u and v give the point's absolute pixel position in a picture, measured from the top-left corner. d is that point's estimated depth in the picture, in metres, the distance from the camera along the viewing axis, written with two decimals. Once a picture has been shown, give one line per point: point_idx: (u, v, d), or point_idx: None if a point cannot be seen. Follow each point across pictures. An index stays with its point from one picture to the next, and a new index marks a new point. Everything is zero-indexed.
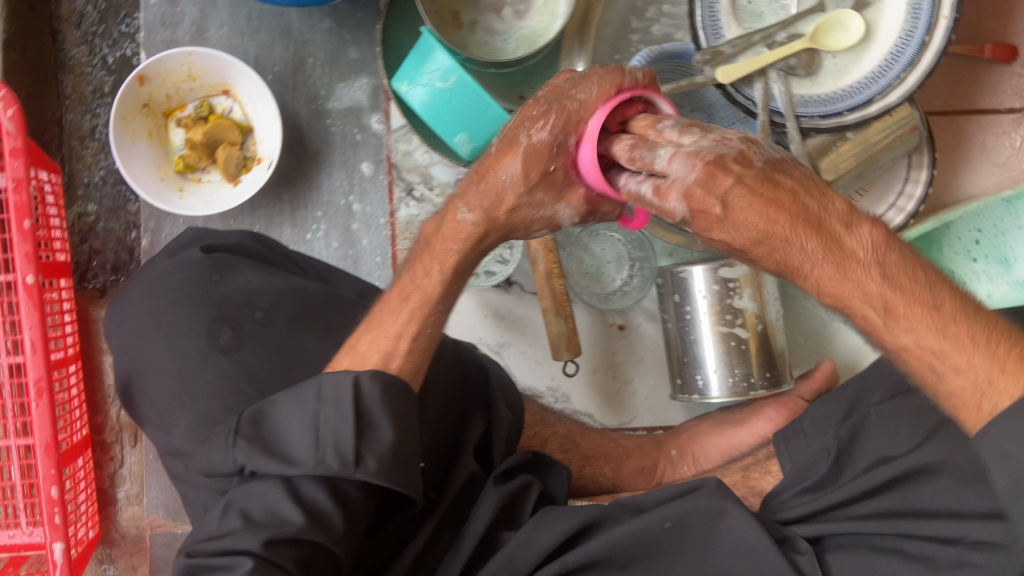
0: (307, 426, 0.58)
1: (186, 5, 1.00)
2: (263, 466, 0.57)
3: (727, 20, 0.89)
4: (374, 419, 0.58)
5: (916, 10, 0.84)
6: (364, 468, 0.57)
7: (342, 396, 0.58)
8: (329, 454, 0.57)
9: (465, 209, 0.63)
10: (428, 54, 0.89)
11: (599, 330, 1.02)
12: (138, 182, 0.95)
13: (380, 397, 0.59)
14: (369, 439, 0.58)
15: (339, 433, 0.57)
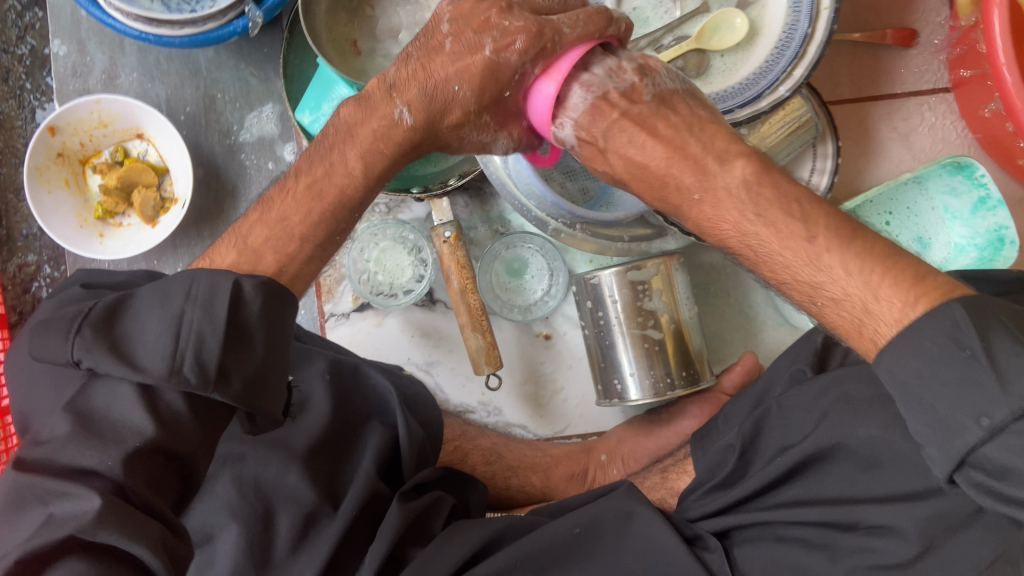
0: (168, 325, 0.53)
1: (95, 54, 1.04)
2: (108, 367, 0.52)
3: None
4: (249, 332, 0.55)
5: (796, 5, 0.85)
6: (224, 384, 0.53)
7: (216, 303, 0.53)
8: (186, 363, 0.52)
9: (404, 108, 0.66)
10: (328, 87, 0.90)
11: (525, 341, 1.03)
12: (57, 231, 0.96)
13: (255, 307, 0.55)
14: (234, 353, 0.54)
15: (206, 344, 0.53)
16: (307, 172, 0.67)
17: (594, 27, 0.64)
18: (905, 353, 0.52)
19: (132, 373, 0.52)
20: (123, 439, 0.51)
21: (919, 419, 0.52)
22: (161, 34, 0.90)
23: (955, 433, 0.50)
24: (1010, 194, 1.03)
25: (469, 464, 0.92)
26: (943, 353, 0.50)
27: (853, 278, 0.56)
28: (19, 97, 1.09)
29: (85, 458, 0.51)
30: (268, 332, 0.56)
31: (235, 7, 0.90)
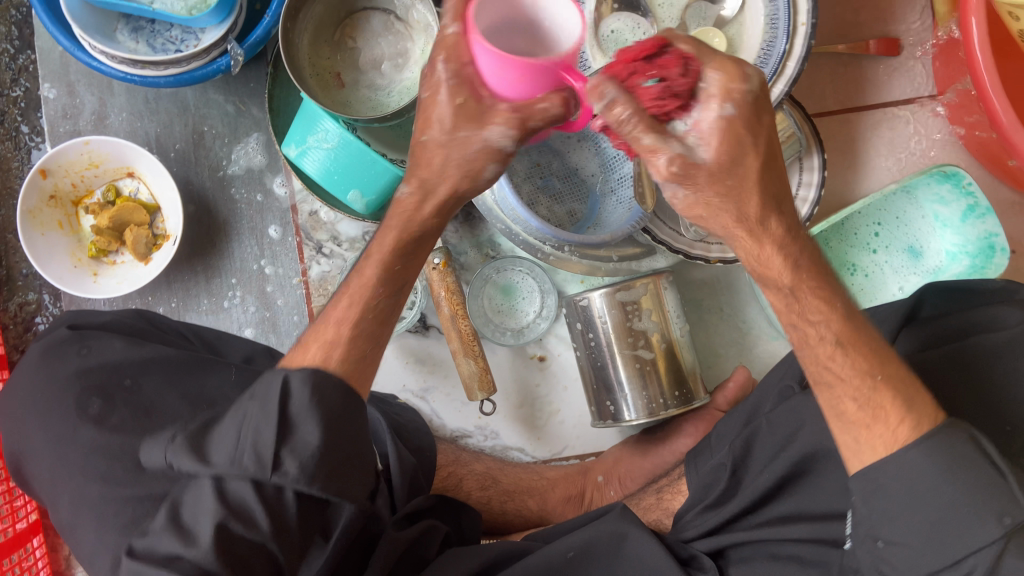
0: (234, 427, 0.56)
1: (86, 96, 1.06)
2: (186, 466, 0.56)
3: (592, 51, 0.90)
4: (298, 420, 0.55)
5: (773, 23, 0.86)
6: (282, 473, 0.54)
7: (269, 398, 0.56)
8: (247, 456, 0.54)
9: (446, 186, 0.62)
10: (313, 121, 0.90)
11: (519, 364, 1.03)
12: (51, 272, 0.97)
13: (311, 399, 0.55)
14: (292, 445, 0.54)
15: (259, 434, 0.54)
16: (392, 283, 0.64)
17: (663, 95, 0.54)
18: (931, 454, 0.56)
19: (204, 468, 0.55)
20: (194, 529, 0.53)
21: (930, 514, 0.55)
22: (146, 75, 0.92)
23: (964, 540, 0.54)
24: (999, 201, 1.02)
25: (464, 491, 0.93)
26: (965, 465, 0.55)
27: (861, 388, 0.59)
28: (15, 138, 1.09)
29: (172, 548, 0.53)
30: (321, 421, 0.55)
31: (218, 45, 0.92)
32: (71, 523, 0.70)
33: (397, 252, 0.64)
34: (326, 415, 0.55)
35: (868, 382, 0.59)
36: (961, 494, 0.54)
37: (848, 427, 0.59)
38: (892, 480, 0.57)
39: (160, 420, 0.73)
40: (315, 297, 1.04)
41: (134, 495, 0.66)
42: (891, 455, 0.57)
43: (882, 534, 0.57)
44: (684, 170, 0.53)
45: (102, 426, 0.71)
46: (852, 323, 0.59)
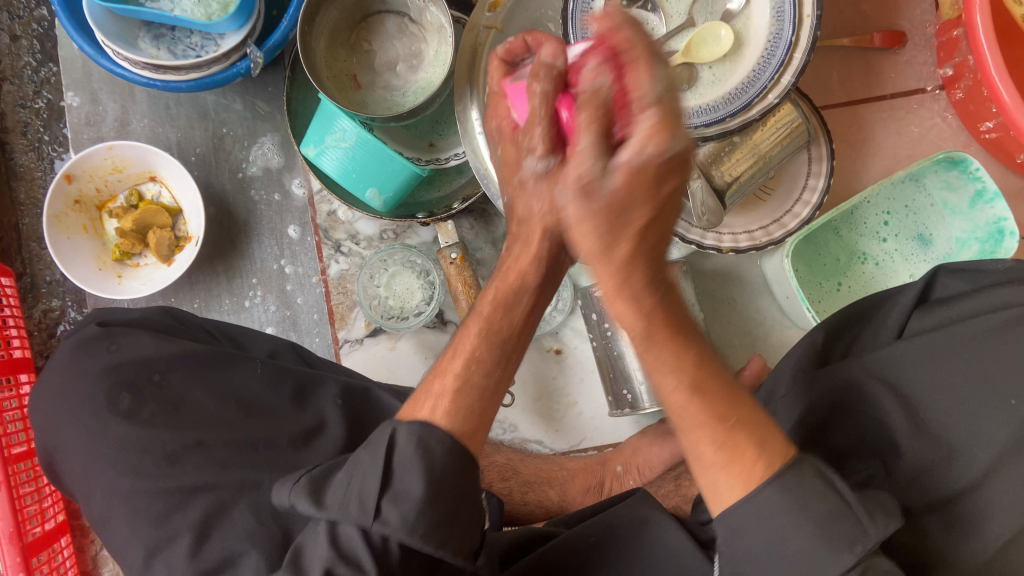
0: (345, 478, 0.58)
1: (108, 103, 1.08)
2: (305, 510, 0.58)
3: None
4: (405, 472, 0.56)
5: (779, 15, 0.87)
6: (384, 521, 0.55)
7: (377, 450, 0.58)
8: (352, 502, 0.56)
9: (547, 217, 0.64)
10: (331, 121, 0.92)
11: (536, 357, 1.05)
12: (78, 275, 1.00)
13: (416, 451, 0.57)
14: (395, 495, 0.56)
15: (365, 486, 0.56)
16: (508, 314, 0.64)
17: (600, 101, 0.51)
18: (783, 490, 0.53)
19: (316, 511, 0.57)
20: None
21: (790, 550, 0.53)
22: (167, 80, 0.94)
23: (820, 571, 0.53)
24: (1008, 187, 1.04)
25: (485, 480, 0.94)
26: (812, 500, 0.53)
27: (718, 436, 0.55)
28: (39, 149, 1.12)
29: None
30: (426, 475, 0.56)
31: (238, 49, 0.95)
32: (104, 516, 0.72)
33: (501, 312, 0.64)
34: (429, 469, 0.56)
35: (722, 427, 0.55)
36: (813, 528, 0.53)
37: (706, 470, 0.56)
38: (747, 519, 0.54)
39: (188, 413, 0.74)
40: (334, 295, 1.06)
41: (164, 489, 0.69)
42: (743, 498, 0.54)
43: (745, 570, 0.56)
44: (590, 190, 0.52)
45: (132, 420, 0.73)
46: (704, 371, 0.56)
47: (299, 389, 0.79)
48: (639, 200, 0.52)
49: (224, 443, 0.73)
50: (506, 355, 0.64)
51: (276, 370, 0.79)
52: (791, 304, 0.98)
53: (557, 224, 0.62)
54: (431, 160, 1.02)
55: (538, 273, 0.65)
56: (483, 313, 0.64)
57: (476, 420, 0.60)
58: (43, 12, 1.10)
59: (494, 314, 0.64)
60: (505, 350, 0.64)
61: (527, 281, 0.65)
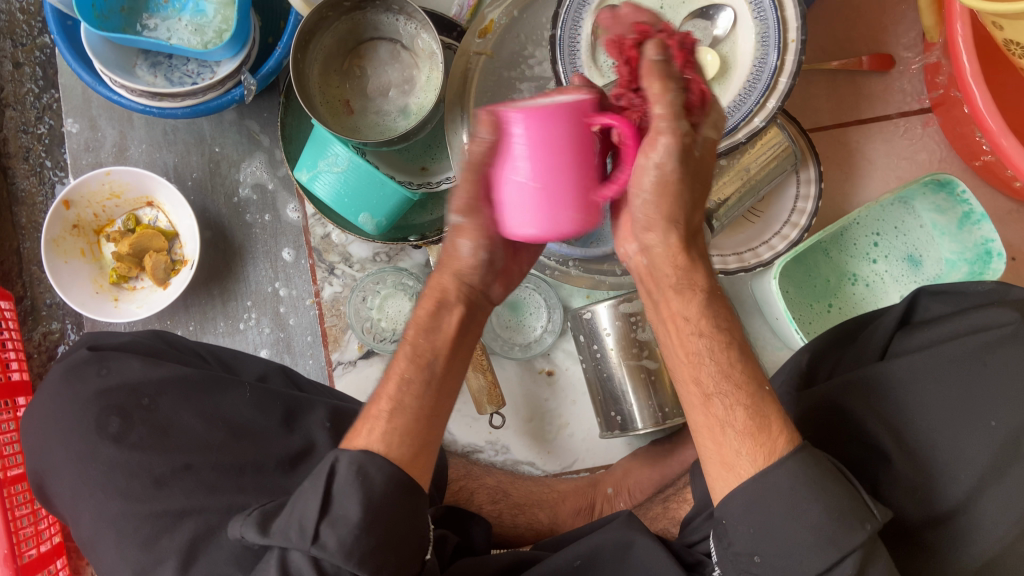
0: (296, 505, 0.61)
1: (106, 129, 1.10)
2: (254, 539, 0.61)
3: (585, 56, 0.92)
4: (343, 501, 0.59)
5: (764, 40, 0.88)
6: (323, 546, 0.57)
7: (320, 476, 0.61)
8: (294, 530, 0.59)
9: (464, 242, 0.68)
10: (324, 146, 0.94)
11: (528, 378, 1.06)
12: (75, 298, 1.01)
13: (356, 479, 0.59)
14: (333, 520, 0.58)
15: (306, 512, 0.59)
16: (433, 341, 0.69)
17: (668, 73, 0.57)
18: (802, 477, 0.58)
19: (261, 535, 0.60)
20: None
21: (803, 525, 0.57)
22: (163, 107, 0.96)
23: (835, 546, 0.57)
24: (997, 210, 1.04)
25: (475, 503, 0.95)
26: (827, 491, 0.58)
27: None
28: (40, 174, 1.14)
29: None
30: (364, 500, 0.58)
31: (233, 76, 0.97)
32: (93, 539, 0.72)
33: (424, 334, 0.69)
34: (367, 494, 0.59)
35: (757, 394, 0.61)
36: (823, 512, 0.57)
37: (733, 439, 0.60)
38: (766, 496, 0.58)
39: (176, 437, 0.74)
40: (328, 317, 1.07)
41: (152, 513, 0.70)
42: (763, 473, 0.58)
43: (756, 550, 0.59)
44: (686, 155, 0.58)
45: (121, 444, 0.73)
46: None
47: (288, 413, 0.79)
48: (695, 183, 0.61)
49: (211, 467, 0.73)
50: (436, 379, 0.67)
51: (264, 395, 0.79)
52: (780, 325, 0.99)
53: (465, 265, 0.70)
54: (423, 183, 1.03)
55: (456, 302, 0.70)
56: (407, 340, 0.69)
57: (417, 440, 0.64)
58: (45, 40, 1.13)
59: (419, 339, 0.68)
60: (434, 374, 0.68)
61: (446, 306, 0.70)
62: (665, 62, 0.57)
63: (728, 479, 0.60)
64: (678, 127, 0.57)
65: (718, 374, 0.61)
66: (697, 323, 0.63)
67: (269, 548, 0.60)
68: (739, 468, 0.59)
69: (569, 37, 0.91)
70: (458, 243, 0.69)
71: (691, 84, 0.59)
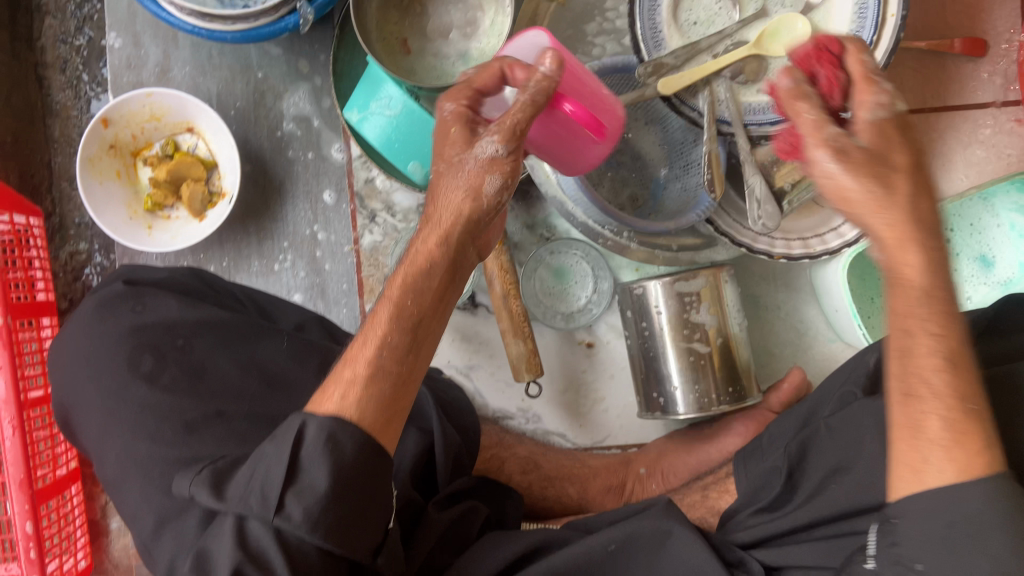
0: (248, 469, 0.56)
1: (149, 47, 1.04)
2: (207, 502, 0.57)
3: (665, 18, 0.86)
4: (308, 468, 0.54)
5: (862, 12, 0.81)
6: (286, 516, 0.53)
7: (285, 440, 0.55)
8: (254, 497, 0.54)
9: (492, 180, 0.61)
10: (378, 86, 0.89)
11: (566, 350, 1.02)
12: (107, 223, 0.97)
13: (323, 446, 0.54)
14: (299, 489, 0.53)
15: (268, 479, 0.54)
16: (430, 292, 0.61)
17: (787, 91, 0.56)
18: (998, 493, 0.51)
19: (218, 503, 0.56)
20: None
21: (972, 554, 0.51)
22: (213, 29, 0.91)
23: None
24: None
25: (505, 473, 0.92)
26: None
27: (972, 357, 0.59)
28: (75, 87, 1.15)
29: None
30: (331, 467, 0.54)
31: (288, 3, 0.90)
32: (117, 480, 0.69)
33: (411, 295, 0.60)
34: (337, 464, 0.54)
35: (960, 408, 0.53)
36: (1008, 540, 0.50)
37: (924, 446, 0.53)
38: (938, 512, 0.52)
39: (211, 381, 0.71)
40: (365, 266, 1.03)
41: (181, 459, 0.66)
42: (956, 486, 0.52)
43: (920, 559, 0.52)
44: (845, 146, 0.53)
45: (153, 385, 0.70)
46: None
47: (325, 365, 0.76)
48: (888, 172, 0.53)
49: (244, 416, 0.70)
50: (418, 340, 0.60)
51: (301, 345, 0.76)
52: (839, 318, 0.95)
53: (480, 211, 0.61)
54: None
55: (444, 257, 0.61)
56: (392, 296, 0.60)
57: (392, 408, 0.58)
58: None
59: (404, 298, 0.59)
60: (417, 334, 0.60)
61: (437, 264, 0.61)
62: (797, 87, 0.56)
63: (911, 486, 0.54)
64: (824, 131, 0.54)
65: (922, 376, 0.54)
66: (928, 320, 0.54)
67: (226, 513, 0.56)
68: (921, 475, 0.53)
69: None
70: (484, 179, 0.61)
71: (829, 85, 0.57)
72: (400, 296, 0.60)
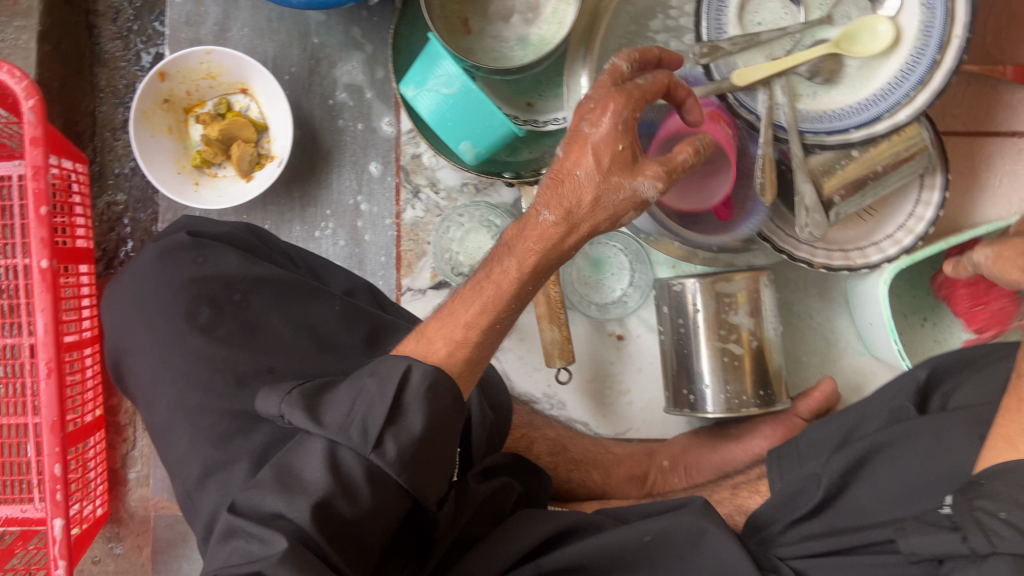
0: (348, 397, 0.57)
1: (210, 5, 1.04)
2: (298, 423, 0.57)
3: (732, 18, 0.87)
4: (409, 410, 0.56)
5: (927, 29, 0.81)
6: (381, 453, 0.55)
7: (389, 380, 0.57)
8: (354, 427, 0.56)
9: (544, 211, 0.62)
10: (435, 63, 0.90)
11: (597, 340, 1.03)
12: (156, 175, 0.98)
13: (425, 393, 0.57)
14: (397, 431, 0.56)
15: (371, 413, 0.56)
16: (517, 277, 0.63)
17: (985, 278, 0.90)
18: None
19: (313, 422, 0.57)
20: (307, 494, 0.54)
21: None
22: None
23: None
24: None
25: (533, 452, 0.93)
26: None
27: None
28: (125, 39, 1.21)
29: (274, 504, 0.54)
30: (427, 413, 0.57)
31: None
32: (165, 427, 0.70)
33: (498, 282, 0.63)
34: (433, 411, 0.57)
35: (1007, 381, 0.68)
36: None
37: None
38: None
39: (264, 339, 0.72)
40: (405, 241, 1.04)
41: (231, 411, 0.68)
42: None
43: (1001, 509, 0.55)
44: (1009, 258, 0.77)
45: (209, 337, 0.71)
46: None
47: (373, 333, 0.77)
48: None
49: (294, 374, 0.71)
50: (506, 313, 0.64)
51: (353, 311, 0.77)
52: (872, 332, 0.97)
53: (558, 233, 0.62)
54: (528, 120, 0.99)
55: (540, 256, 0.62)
56: (487, 281, 0.64)
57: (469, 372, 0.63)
58: None
59: (503, 283, 0.63)
60: (509, 311, 0.64)
61: (535, 262, 0.63)
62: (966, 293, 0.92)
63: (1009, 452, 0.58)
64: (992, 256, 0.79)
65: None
66: None
67: (316, 436, 0.57)
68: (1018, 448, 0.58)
69: None
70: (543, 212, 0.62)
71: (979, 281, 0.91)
72: (504, 275, 0.63)
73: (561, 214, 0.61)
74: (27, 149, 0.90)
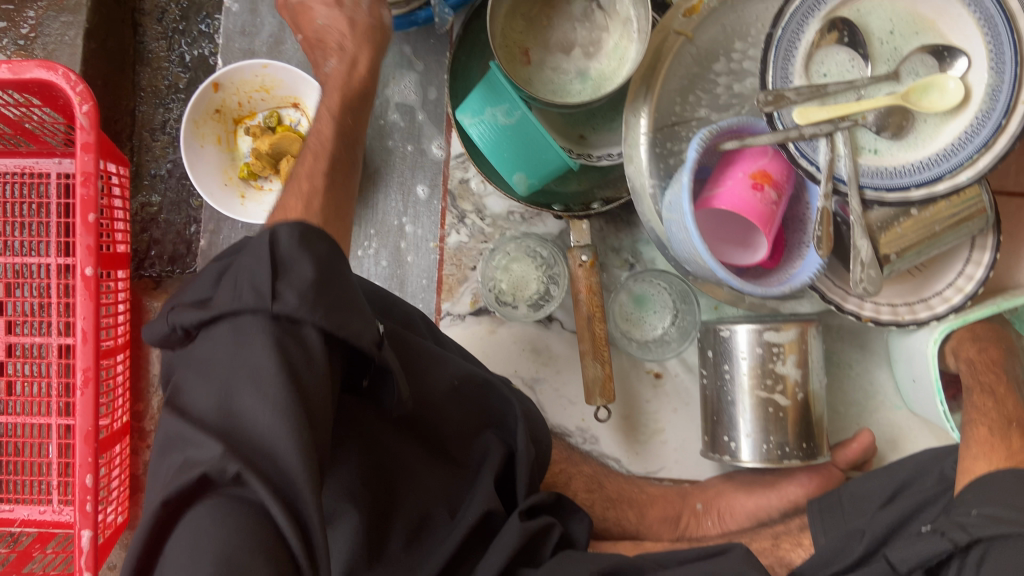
0: (230, 279, 0.53)
1: (266, 16, 1.04)
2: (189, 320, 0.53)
3: (800, 66, 0.81)
4: (291, 260, 0.52)
5: (996, 89, 0.75)
6: (281, 303, 0.51)
7: (257, 250, 0.53)
8: (244, 290, 0.52)
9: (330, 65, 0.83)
10: (498, 94, 0.89)
11: (634, 377, 1.02)
12: (203, 186, 0.97)
13: (299, 241, 0.53)
14: (285, 277, 0.52)
15: (253, 274, 0.51)
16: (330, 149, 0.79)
17: None
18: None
19: (203, 311, 0.52)
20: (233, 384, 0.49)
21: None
22: None
23: None
24: None
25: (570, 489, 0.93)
26: None
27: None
28: (170, 39, 1.19)
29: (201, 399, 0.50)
30: (313, 257, 0.53)
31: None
32: None
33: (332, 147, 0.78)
34: (316, 256, 0.53)
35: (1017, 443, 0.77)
36: None
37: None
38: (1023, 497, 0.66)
39: None
40: (447, 264, 1.03)
41: None
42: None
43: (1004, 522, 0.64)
44: None
45: None
46: None
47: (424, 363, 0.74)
48: None
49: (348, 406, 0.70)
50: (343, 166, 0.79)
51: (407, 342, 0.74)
52: (914, 387, 0.97)
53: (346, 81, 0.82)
54: (582, 153, 0.98)
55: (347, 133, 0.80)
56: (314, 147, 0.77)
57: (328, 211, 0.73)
58: None
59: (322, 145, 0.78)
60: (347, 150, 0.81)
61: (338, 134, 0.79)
62: None
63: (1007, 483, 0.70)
64: None
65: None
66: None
67: (214, 323, 0.52)
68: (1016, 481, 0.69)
69: (790, 39, 0.80)
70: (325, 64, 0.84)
71: None
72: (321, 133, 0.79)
73: (339, 57, 0.83)
74: (78, 154, 0.90)
